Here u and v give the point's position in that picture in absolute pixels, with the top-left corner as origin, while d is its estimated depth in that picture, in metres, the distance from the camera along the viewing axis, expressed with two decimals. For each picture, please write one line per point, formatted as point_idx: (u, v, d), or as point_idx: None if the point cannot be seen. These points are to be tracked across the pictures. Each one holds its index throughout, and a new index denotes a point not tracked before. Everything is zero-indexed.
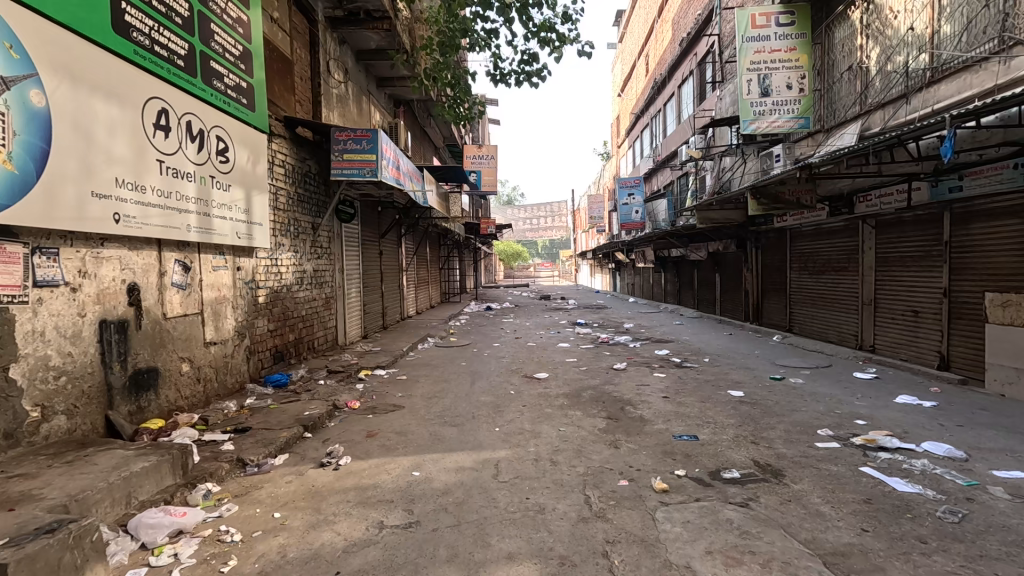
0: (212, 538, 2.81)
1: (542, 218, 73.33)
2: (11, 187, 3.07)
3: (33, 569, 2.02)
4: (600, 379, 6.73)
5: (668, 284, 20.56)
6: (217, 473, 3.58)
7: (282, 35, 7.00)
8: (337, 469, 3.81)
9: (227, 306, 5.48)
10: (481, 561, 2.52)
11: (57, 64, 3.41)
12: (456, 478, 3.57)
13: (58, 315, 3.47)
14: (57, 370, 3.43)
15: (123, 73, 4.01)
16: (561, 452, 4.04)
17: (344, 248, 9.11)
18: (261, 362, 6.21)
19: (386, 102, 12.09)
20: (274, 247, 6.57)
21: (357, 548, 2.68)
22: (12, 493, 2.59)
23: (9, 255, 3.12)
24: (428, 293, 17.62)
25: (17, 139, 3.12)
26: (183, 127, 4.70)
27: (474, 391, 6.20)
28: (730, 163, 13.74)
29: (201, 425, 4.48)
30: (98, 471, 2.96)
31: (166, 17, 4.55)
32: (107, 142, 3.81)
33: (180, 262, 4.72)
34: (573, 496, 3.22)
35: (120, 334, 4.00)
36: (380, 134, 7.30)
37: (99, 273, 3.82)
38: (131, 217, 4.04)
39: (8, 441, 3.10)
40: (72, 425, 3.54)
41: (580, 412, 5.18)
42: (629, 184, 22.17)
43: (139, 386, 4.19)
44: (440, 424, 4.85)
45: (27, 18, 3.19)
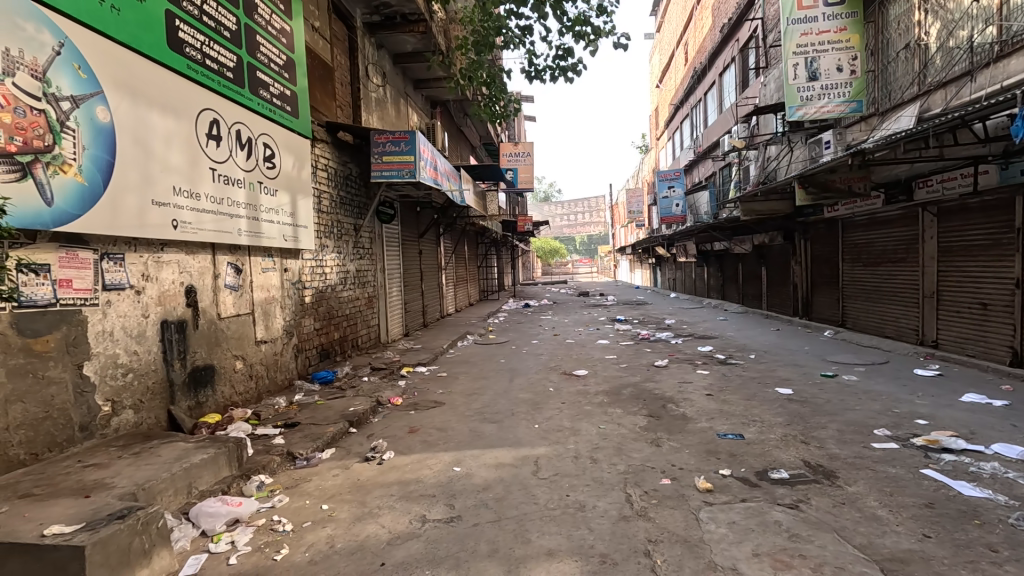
0: (266, 527, 2.96)
1: (579, 214, 72.70)
2: (81, 198, 3.32)
3: (105, 552, 2.19)
4: (640, 376, 6.64)
5: (711, 279, 19.99)
6: (269, 465, 3.76)
7: (324, 43, 7.23)
8: (381, 464, 3.92)
9: (276, 306, 5.72)
10: (522, 557, 2.53)
11: (118, 81, 3.64)
12: (496, 474, 3.61)
13: (124, 316, 3.70)
14: (125, 367, 3.68)
15: (178, 87, 4.25)
16: (601, 449, 4.00)
17: (385, 248, 9.34)
18: (308, 360, 6.46)
19: (423, 104, 12.28)
20: (319, 248, 6.80)
21: (401, 541, 2.75)
22: (87, 482, 2.80)
23: (81, 261, 3.37)
24: (467, 291, 17.83)
25: (86, 154, 3.37)
26: (233, 136, 4.93)
27: (513, 389, 6.23)
28: (776, 151, 13.21)
29: (254, 420, 4.71)
30: (162, 463, 3.15)
31: (216, 31, 4.78)
32: (164, 153, 4.04)
33: (232, 264, 4.96)
34: (613, 495, 3.19)
35: (180, 333, 4.25)
36: (417, 136, 7.42)
37: (160, 276, 4.06)
38: (187, 223, 4.27)
39: (84, 433, 3.35)
40: (139, 419, 3.79)
41: (620, 410, 5.13)
42: (669, 177, 21.65)
43: (198, 382, 4.44)
44: (481, 421, 4.91)
45: (90, 39, 3.42)
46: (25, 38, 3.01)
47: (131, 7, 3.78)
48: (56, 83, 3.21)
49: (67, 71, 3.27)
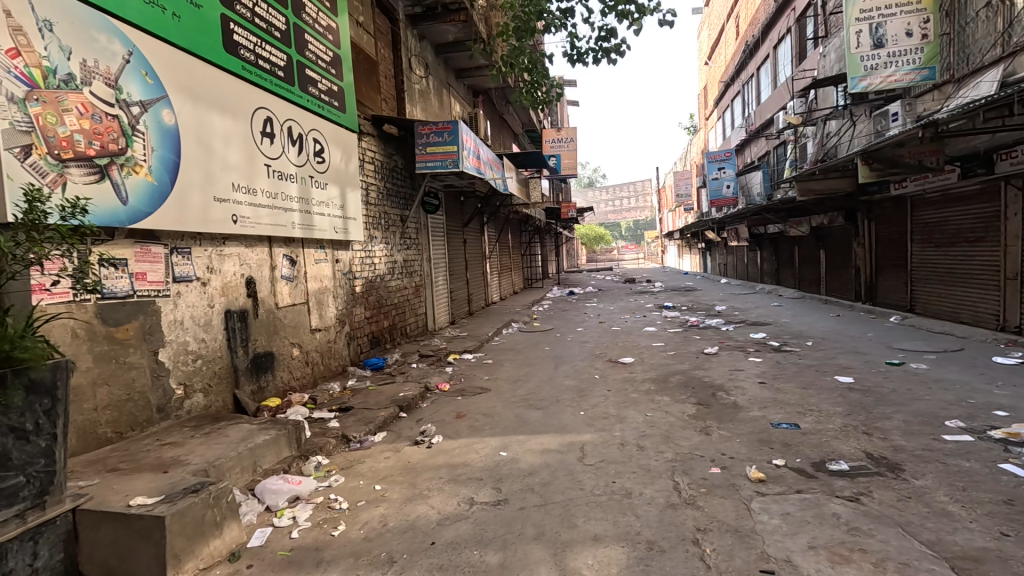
0: (324, 505, 3.13)
1: (624, 199, 71.25)
2: (152, 196, 3.56)
3: (183, 522, 2.39)
4: (689, 364, 6.49)
5: (765, 263, 19.15)
6: (326, 447, 3.96)
7: (368, 38, 7.38)
8: (430, 447, 4.04)
9: (329, 295, 5.96)
10: (568, 541, 2.55)
11: (181, 85, 3.87)
12: (542, 460, 3.64)
13: (193, 306, 3.96)
14: (195, 354, 3.95)
15: (234, 87, 4.45)
16: (648, 437, 3.96)
17: (431, 238, 9.51)
18: (360, 347, 6.70)
19: (466, 93, 12.35)
20: (367, 240, 7.01)
21: (450, 521, 2.84)
22: (165, 458, 3.05)
23: (154, 255, 3.63)
24: (512, 279, 17.95)
25: (154, 155, 3.61)
26: (285, 132, 5.13)
27: (557, 375, 6.25)
28: (836, 126, 12.42)
29: (311, 404, 4.96)
30: (230, 442, 3.37)
31: (267, 32, 4.97)
32: (223, 152, 4.27)
33: (288, 256, 5.20)
34: (661, 482, 3.15)
35: (242, 322, 4.50)
36: (460, 125, 7.48)
37: (223, 269, 4.31)
38: (246, 217, 4.51)
39: (161, 414, 3.64)
40: (208, 402, 4.07)
41: (668, 397, 5.04)
42: (719, 157, 20.86)
43: (259, 368, 4.71)
44: (526, 407, 4.96)
45: (154, 45, 3.65)
46: (99, 49, 3.26)
47: (191, 13, 3.99)
48: (127, 89, 3.44)
49: (136, 77, 3.52)
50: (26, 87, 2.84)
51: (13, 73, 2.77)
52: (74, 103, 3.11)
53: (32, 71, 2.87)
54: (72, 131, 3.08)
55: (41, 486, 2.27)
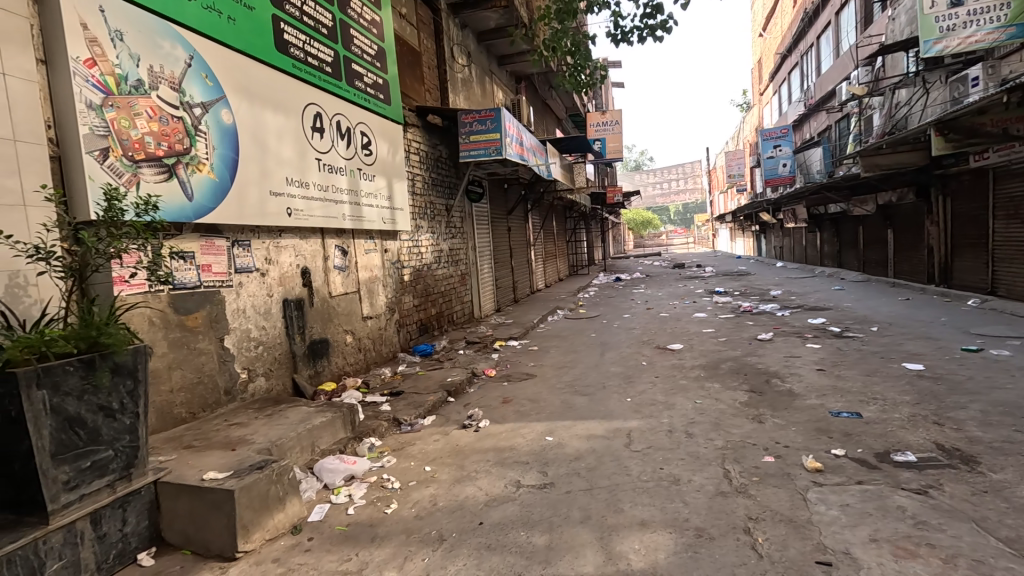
0: (377, 484, 3.27)
1: (673, 181, 69.02)
2: (214, 192, 3.78)
3: (250, 496, 2.57)
4: (741, 350, 6.27)
5: (826, 246, 18.11)
6: (378, 429, 4.12)
7: (411, 30, 7.46)
8: (478, 431, 4.13)
9: (379, 284, 6.14)
10: (614, 525, 2.56)
11: (238, 85, 4.08)
12: (588, 445, 3.64)
13: (254, 296, 4.20)
14: (256, 340, 4.20)
15: (286, 85, 4.64)
16: (697, 424, 3.88)
17: (476, 227, 9.61)
18: (409, 334, 6.90)
19: (508, 80, 12.28)
20: (414, 230, 7.17)
21: (497, 503, 2.90)
22: (233, 437, 3.27)
23: (218, 248, 3.87)
24: (557, 266, 17.86)
25: (215, 153, 3.83)
26: (334, 127, 5.30)
27: (604, 362, 6.20)
28: (907, 95, 11.51)
29: (364, 388, 5.17)
30: (290, 423, 3.57)
31: (315, 30, 5.12)
32: (277, 148, 4.48)
33: (340, 247, 5.40)
34: (710, 470, 3.09)
35: (299, 310, 4.73)
36: (503, 113, 7.46)
37: (280, 260, 4.53)
38: (300, 210, 4.71)
39: (228, 396, 3.90)
40: (270, 385, 4.33)
41: (718, 384, 4.91)
42: (774, 135, 19.82)
43: (315, 354, 4.95)
44: (572, 393, 4.96)
45: (211, 49, 3.85)
46: (164, 54, 3.48)
47: (245, 16, 4.17)
48: (190, 92, 3.65)
49: (198, 80, 3.73)
50: (102, 94, 3.08)
51: (90, 81, 3.00)
52: (144, 107, 3.33)
53: (107, 79, 3.11)
54: (143, 134, 3.31)
55: (128, 459, 2.52)
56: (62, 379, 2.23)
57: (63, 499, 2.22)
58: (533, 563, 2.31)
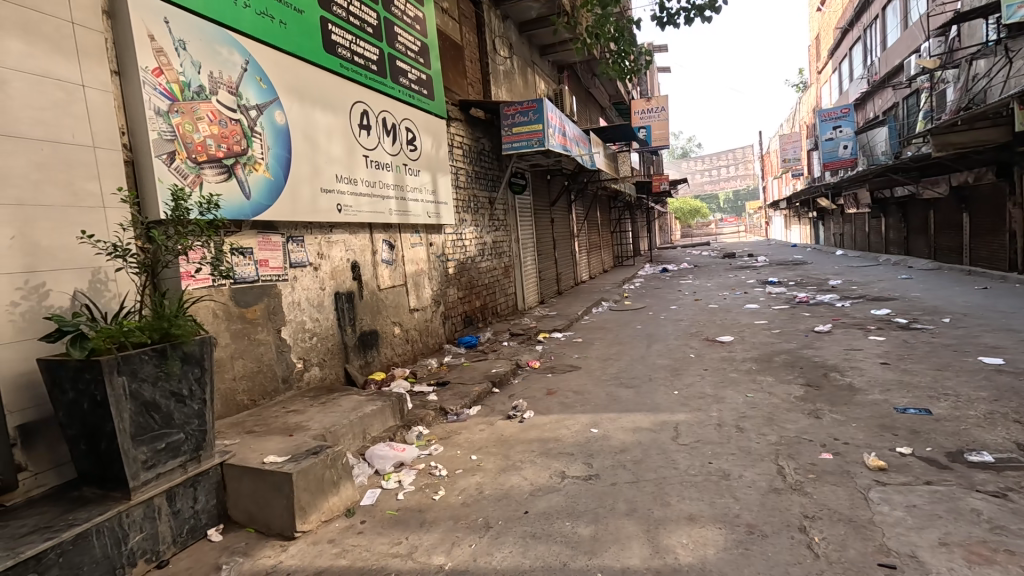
0: (425, 471, 3.36)
1: (723, 168, 66.45)
2: (269, 190, 3.97)
3: (306, 480, 2.71)
4: (796, 342, 6.00)
5: (891, 232, 16.98)
6: (426, 418, 4.23)
7: (453, 24, 7.52)
8: (522, 422, 4.16)
9: (425, 277, 6.27)
10: (661, 519, 2.52)
11: (290, 87, 4.25)
12: (634, 438, 3.60)
13: (307, 289, 4.38)
14: (311, 331, 4.39)
15: (334, 85, 4.78)
16: (748, 418, 3.76)
17: (519, 219, 9.62)
18: (454, 325, 7.02)
19: (551, 70, 12.18)
20: (458, 223, 7.26)
21: (543, 493, 2.92)
22: (291, 423, 3.45)
23: (273, 244, 4.07)
24: (601, 257, 17.65)
25: (270, 153, 4.01)
26: (380, 123, 5.43)
27: (650, 354, 6.09)
28: (986, 66, 10.56)
29: (412, 378, 5.32)
30: (343, 411, 3.71)
31: (360, 29, 5.24)
32: (327, 146, 4.63)
33: (387, 241, 5.54)
34: (763, 465, 2.99)
35: (350, 303, 4.90)
36: (545, 103, 7.41)
37: (331, 254, 4.70)
38: (349, 206, 4.87)
39: (286, 384, 4.11)
40: (323, 374, 4.53)
41: (772, 377, 4.73)
42: (834, 115, 18.86)
43: (366, 345, 5.13)
44: (618, 385, 4.92)
45: (265, 53, 4.03)
46: (222, 60, 3.66)
47: (295, 19, 4.33)
48: (246, 95, 3.84)
49: (252, 83, 3.91)
50: (168, 101, 3.29)
51: (157, 89, 3.21)
52: (205, 111, 3.53)
53: (172, 87, 3.32)
54: (205, 137, 3.51)
55: (197, 441, 2.71)
56: (139, 366, 2.41)
57: (143, 477, 2.42)
58: (579, 553, 2.31)
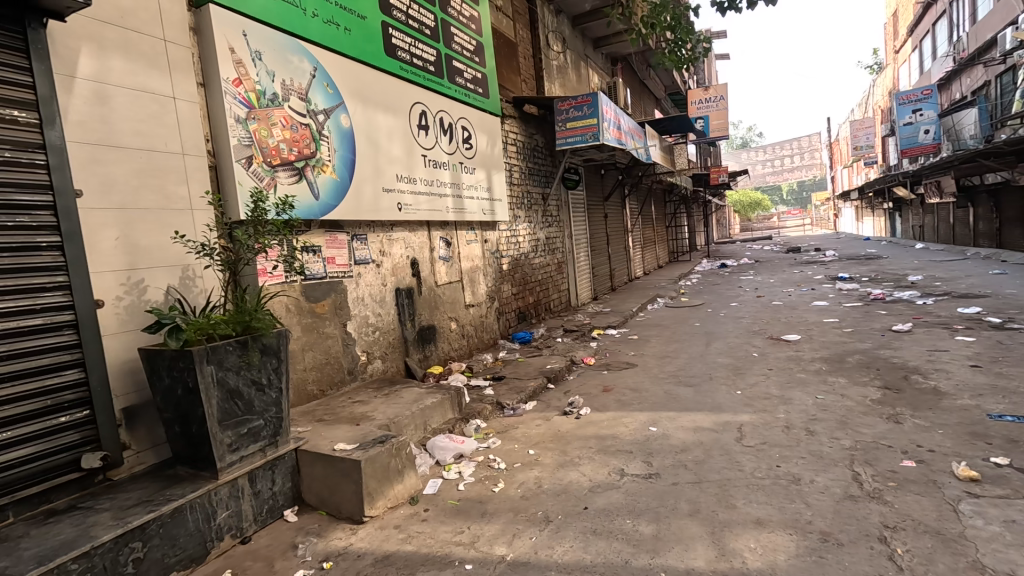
0: (485, 464, 3.43)
1: (787, 157, 63.02)
2: (336, 190, 4.16)
3: (374, 466, 2.83)
4: (871, 342, 5.63)
5: (982, 222, 15.52)
6: (483, 412, 4.31)
7: (507, 21, 7.56)
8: (579, 418, 4.16)
9: (480, 273, 6.36)
10: (727, 521, 2.46)
11: (354, 91, 4.42)
12: (695, 437, 3.51)
13: (370, 285, 4.57)
14: (373, 326, 4.57)
15: (394, 87, 4.94)
16: (820, 421, 3.58)
17: (572, 214, 9.55)
18: (509, 321, 7.09)
19: (604, 63, 12.00)
20: (512, 219, 7.32)
21: (602, 490, 2.91)
22: (358, 413, 3.61)
23: (339, 242, 4.26)
24: (656, 252, 17.26)
25: (336, 155, 4.20)
26: (438, 123, 5.56)
27: (710, 353, 5.90)
28: None
29: (468, 372, 5.43)
30: (405, 402, 3.84)
31: (419, 31, 5.37)
32: (388, 147, 4.79)
33: (444, 238, 5.67)
34: (836, 471, 2.84)
35: (409, 299, 5.06)
36: (600, 97, 7.32)
37: (392, 252, 4.86)
38: (408, 204, 5.02)
39: (352, 375, 4.31)
40: (385, 366, 4.70)
41: (845, 379, 4.46)
42: (914, 97, 17.78)
43: (424, 339, 5.28)
44: (676, 383, 4.81)
45: (331, 59, 4.22)
46: (293, 68, 3.87)
47: (358, 25, 4.50)
48: (314, 100, 4.03)
49: (320, 89, 4.10)
50: (246, 109, 3.51)
51: (237, 98, 3.44)
52: (278, 117, 3.74)
53: (250, 95, 3.54)
54: (279, 142, 3.72)
55: (275, 428, 2.89)
56: (225, 356, 2.60)
57: (229, 458, 2.62)
58: (641, 551, 2.29)
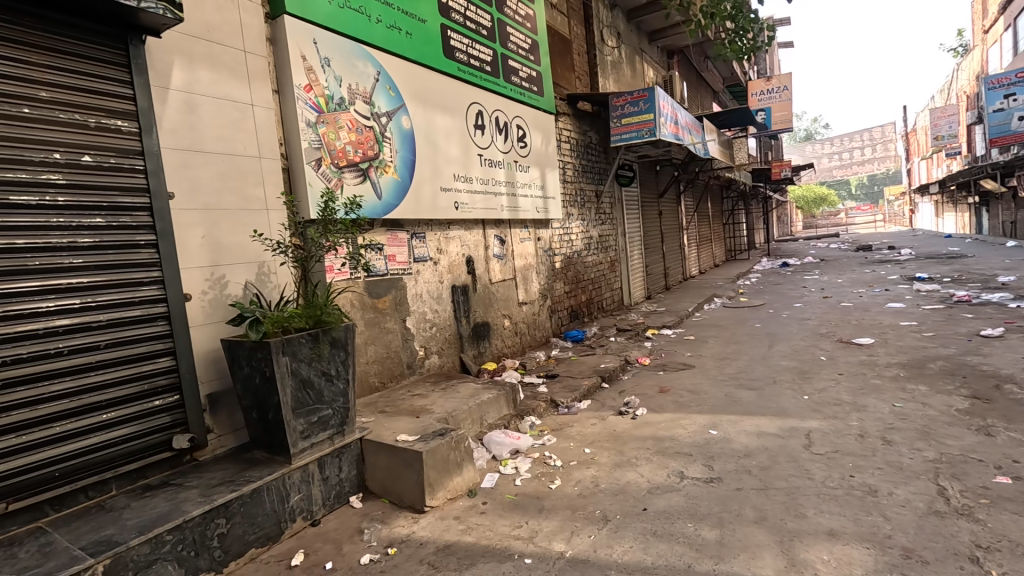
0: (541, 460, 3.45)
1: (856, 149, 59.16)
2: (397, 190, 4.30)
3: (434, 458, 2.91)
4: (956, 348, 5.20)
5: None
6: (538, 409, 4.33)
7: (561, 18, 7.53)
8: (635, 418, 4.10)
9: (533, 271, 6.39)
10: (796, 531, 2.36)
11: (414, 93, 4.55)
12: (760, 442, 3.38)
13: (428, 282, 4.68)
14: (431, 322, 4.69)
15: (452, 88, 5.03)
16: (898, 431, 3.35)
17: (626, 212, 9.40)
18: (561, 319, 7.08)
19: (660, 56, 11.70)
20: (566, 217, 7.30)
21: (661, 492, 2.86)
22: (417, 406, 3.72)
23: (399, 240, 4.39)
24: (713, 250, 16.69)
25: (397, 155, 4.33)
26: (493, 122, 5.62)
27: (773, 355, 5.65)
28: None
29: (521, 369, 5.47)
30: (461, 397, 3.92)
31: (476, 32, 5.44)
32: (445, 147, 4.90)
33: (498, 236, 5.73)
34: (919, 484, 2.66)
35: (464, 296, 5.15)
36: (657, 91, 7.15)
37: (449, 250, 4.97)
38: (465, 203, 5.11)
39: (410, 369, 4.44)
40: (442, 361, 4.82)
41: (926, 386, 4.16)
42: (1006, 81, 16.34)
43: (479, 336, 5.36)
44: (737, 386, 4.64)
45: (393, 62, 4.36)
46: (358, 72, 4.03)
47: (418, 29, 4.62)
48: (377, 103, 4.18)
49: (383, 92, 4.24)
50: (316, 113, 3.69)
51: (307, 103, 3.62)
52: (345, 120, 3.91)
53: (319, 100, 3.71)
54: (345, 144, 3.89)
55: (342, 417, 3.03)
56: (298, 348, 2.76)
57: (301, 445, 2.78)
58: (704, 556, 2.24)
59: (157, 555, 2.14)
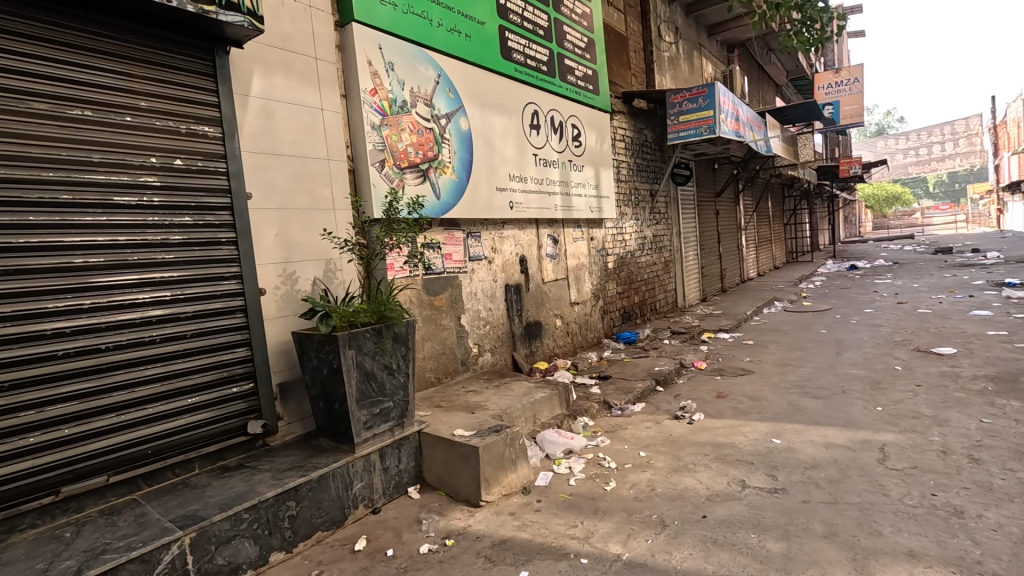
0: (594, 461, 3.43)
1: (934, 144, 54.85)
2: (455, 190, 4.39)
3: (490, 454, 2.96)
4: None
5: None
6: (591, 410, 4.30)
7: (618, 15, 7.42)
8: (692, 423, 3.99)
9: (585, 271, 6.34)
10: (871, 549, 2.23)
11: (472, 94, 4.63)
12: (828, 454, 3.22)
13: (482, 281, 4.75)
14: (485, 320, 4.75)
15: (509, 88, 5.08)
16: (987, 449, 3.10)
17: (681, 211, 9.15)
18: (613, 320, 6.99)
19: (720, 51, 11.30)
20: (619, 217, 7.20)
21: (721, 499, 2.77)
22: (472, 402, 3.79)
23: (456, 239, 4.48)
24: (772, 251, 15.96)
25: (455, 156, 4.42)
26: (549, 122, 5.62)
27: (841, 363, 5.34)
28: None
29: (573, 369, 5.45)
30: (515, 395, 3.95)
31: (533, 32, 5.46)
32: (501, 147, 4.95)
33: (551, 236, 5.73)
34: (1013, 508, 2.45)
35: (517, 295, 5.19)
36: (717, 87, 6.93)
37: (503, 249, 5.02)
38: (519, 203, 5.15)
39: (464, 365, 4.52)
40: (495, 359, 4.87)
41: (1019, 402, 3.81)
42: None
43: (531, 335, 5.39)
44: (802, 394, 4.42)
45: (453, 65, 4.45)
46: (420, 76, 4.14)
47: (477, 31, 4.69)
48: (437, 105, 4.28)
49: (443, 94, 4.34)
50: (380, 116, 3.83)
51: (372, 106, 3.76)
52: (407, 123, 4.03)
53: (383, 103, 3.85)
54: (407, 146, 4.00)
55: (402, 410, 3.13)
56: (363, 342, 2.87)
57: (364, 435, 2.90)
58: (770, 569, 2.16)
59: (236, 531, 2.30)
